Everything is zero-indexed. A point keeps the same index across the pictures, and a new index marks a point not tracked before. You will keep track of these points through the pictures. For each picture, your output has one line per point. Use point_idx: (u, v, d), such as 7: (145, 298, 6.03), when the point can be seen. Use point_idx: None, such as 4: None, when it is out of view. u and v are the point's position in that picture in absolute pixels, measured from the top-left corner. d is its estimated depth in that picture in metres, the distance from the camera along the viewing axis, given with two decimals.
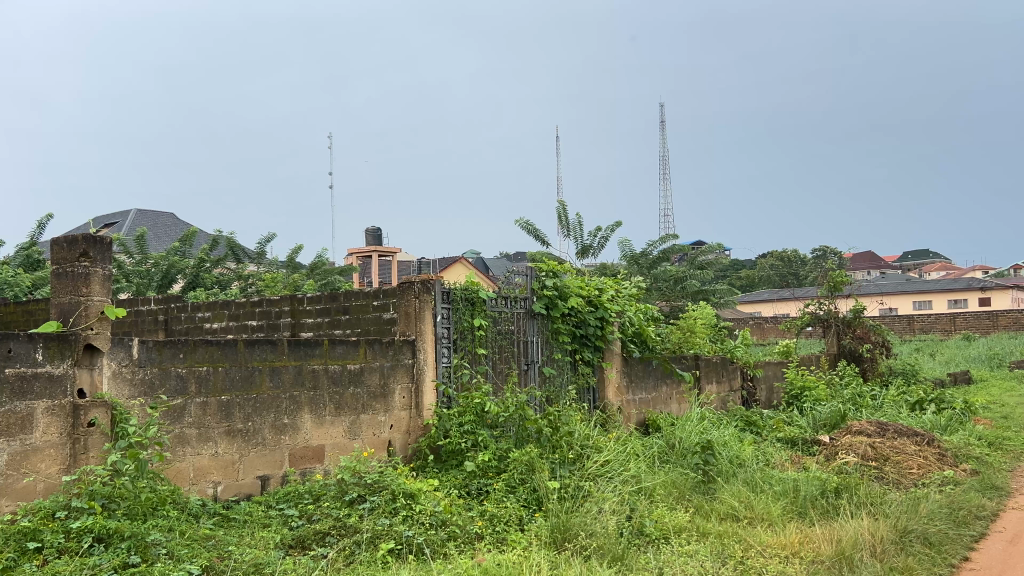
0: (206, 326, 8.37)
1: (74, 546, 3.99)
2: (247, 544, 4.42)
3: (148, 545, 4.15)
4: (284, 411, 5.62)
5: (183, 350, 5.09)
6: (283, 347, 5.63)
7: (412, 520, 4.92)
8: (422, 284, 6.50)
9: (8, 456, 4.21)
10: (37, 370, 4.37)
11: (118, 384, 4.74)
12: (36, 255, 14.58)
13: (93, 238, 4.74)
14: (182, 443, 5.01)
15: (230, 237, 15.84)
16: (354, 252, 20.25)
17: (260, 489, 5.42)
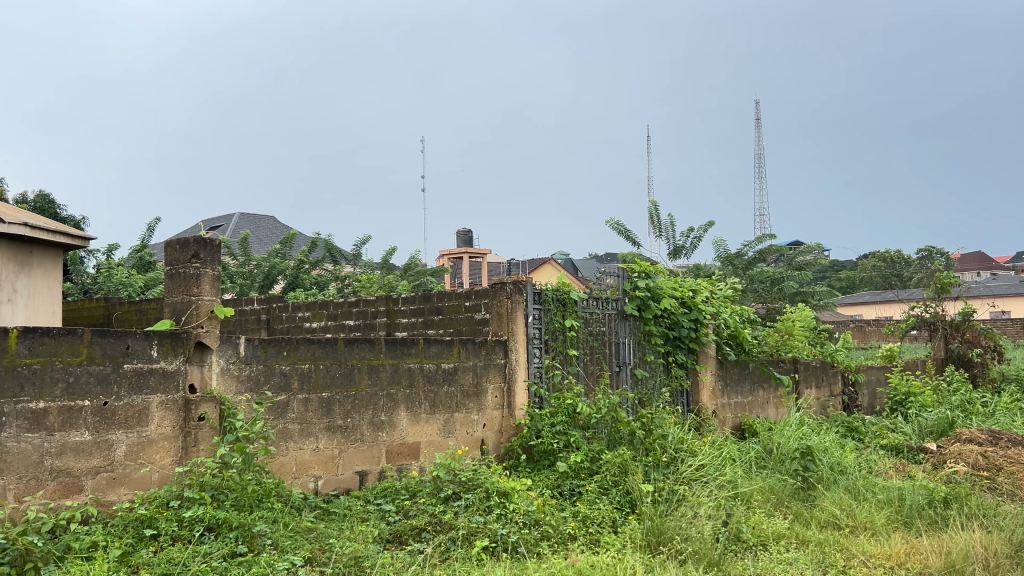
0: (306, 325, 8.63)
1: (187, 534, 4.19)
2: (348, 538, 4.54)
3: (255, 535, 4.31)
4: (381, 408, 5.75)
5: (286, 347, 5.26)
6: (380, 345, 5.76)
7: (506, 519, 4.97)
8: (514, 285, 6.55)
9: (127, 447, 4.46)
10: (152, 366, 4.62)
11: (226, 379, 4.95)
12: (148, 257, 15.30)
13: (203, 241, 4.93)
14: (285, 438, 5.18)
15: (328, 239, 16.25)
16: (446, 254, 20.52)
17: (358, 484, 5.57)
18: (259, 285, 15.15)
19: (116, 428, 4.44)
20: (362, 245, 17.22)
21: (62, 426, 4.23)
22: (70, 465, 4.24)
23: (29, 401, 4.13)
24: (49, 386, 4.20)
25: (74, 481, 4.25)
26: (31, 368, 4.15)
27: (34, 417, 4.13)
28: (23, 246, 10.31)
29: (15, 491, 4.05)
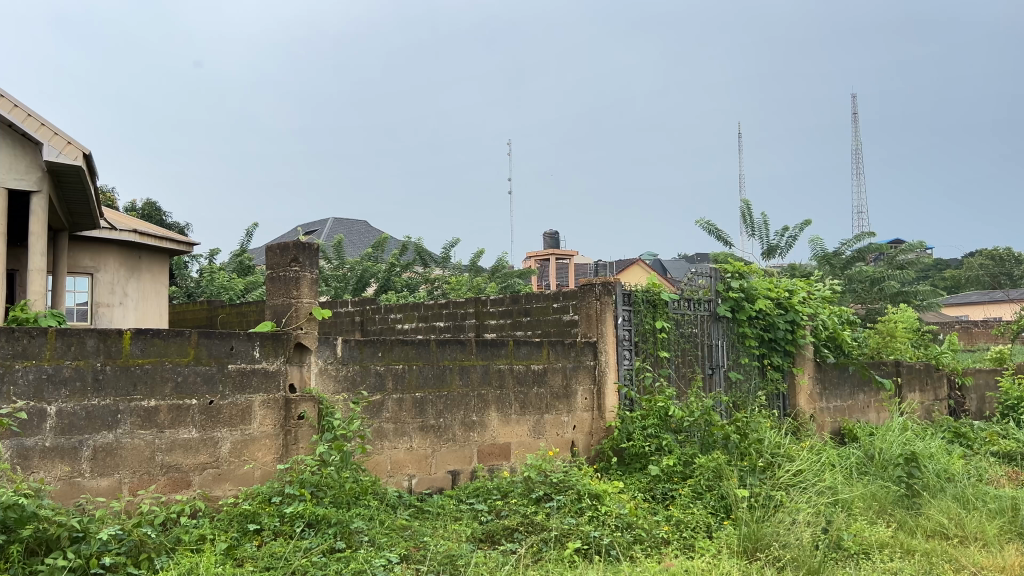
0: (397, 327, 8.78)
1: (288, 530, 4.32)
2: (442, 536, 4.60)
3: (352, 532, 4.42)
4: (473, 409, 5.80)
5: (381, 349, 5.36)
6: (472, 346, 5.82)
7: (598, 521, 4.96)
8: (604, 286, 6.53)
9: (231, 445, 4.64)
10: (255, 366, 4.78)
11: (324, 379, 5.08)
12: (246, 261, 15.85)
13: (302, 245, 4.98)
14: (380, 437, 5.30)
15: (419, 243, 16.50)
16: (534, 255, 20.57)
17: (451, 483, 5.64)
18: (352, 288, 15.52)
19: (221, 426, 4.62)
20: (450, 248, 17.42)
21: (172, 423, 4.44)
22: (179, 461, 4.45)
23: (142, 399, 4.35)
24: (159, 385, 4.42)
25: (182, 477, 4.46)
26: (143, 368, 4.37)
27: (146, 414, 4.36)
28: (132, 252, 10.84)
29: (130, 485, 4.28)
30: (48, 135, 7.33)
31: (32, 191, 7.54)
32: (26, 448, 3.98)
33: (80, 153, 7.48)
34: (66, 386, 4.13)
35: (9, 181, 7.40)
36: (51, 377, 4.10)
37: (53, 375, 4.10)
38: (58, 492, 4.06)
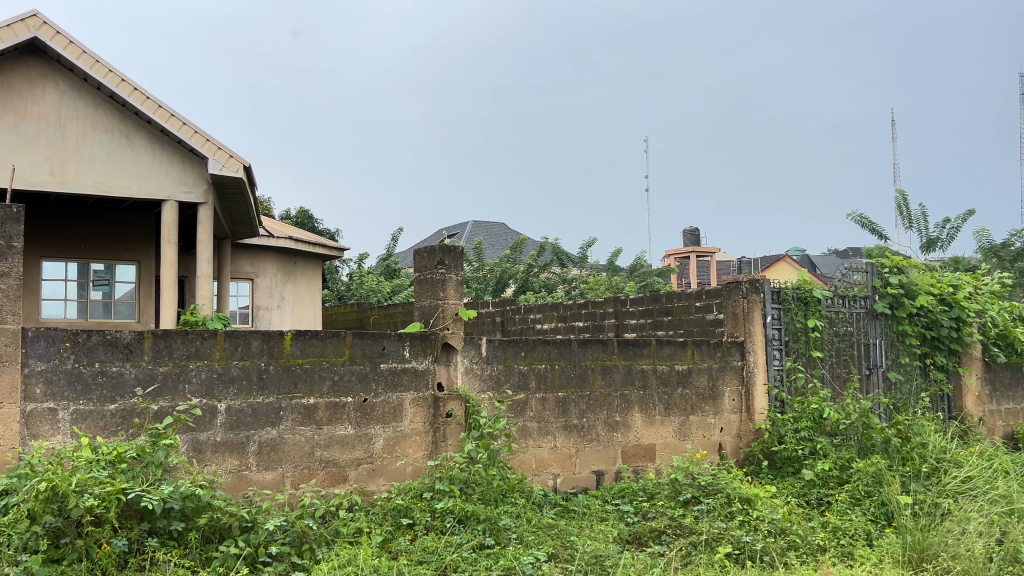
0: (537, 327, 8.82)
1: (439, 525, 4.44)
2: (589, 536, 4.60)
3: (500, 529, 4.49)
4: (616, 409, 5.77)
5: (524, 348, 5.41)
6: (614, 346, 5.78)
7: (749, 526, 4.82)
8: (750, 284, 6.37)
9: (384, 441, 4.83)
10: (405, 365, 4.94)
11: (470, 378, 5.19)
12: (392, 264, 16.37)
13: (447, 248, 5.09)
14: (525, 436, 5.36)
15: (556, 243, 16.54)
16: (672, 253, 20.24)
17: (596, 483, 5.62)
18: (491, 290, 15.76)
19: (375, 423, 4.81)
20: (587, 247, 17.37)
21: (329, 420, 4.66)
22: (337, 456, 4.66)
23: (302, 397, 4.59)
24: (318, 384, 4.64)
25: (339, 472, 4.67)
26: (302, 367, 4.60)
27: (306, 411, 4.59)
28: (288, 257, 11.43)
29: (292, 478, 4.52)
30: (213, 150, 7.86)
31: (199, 203, 8.08)
32: (199, 442, 4.28)
33: (241, 165, 7.97)
34: (234, 384, 4.41)
35: (179, 193, 7.98)
36: (221, 376, 4.39)
37: (222, 374, 4.39)
38: (230, 484, 4.34)
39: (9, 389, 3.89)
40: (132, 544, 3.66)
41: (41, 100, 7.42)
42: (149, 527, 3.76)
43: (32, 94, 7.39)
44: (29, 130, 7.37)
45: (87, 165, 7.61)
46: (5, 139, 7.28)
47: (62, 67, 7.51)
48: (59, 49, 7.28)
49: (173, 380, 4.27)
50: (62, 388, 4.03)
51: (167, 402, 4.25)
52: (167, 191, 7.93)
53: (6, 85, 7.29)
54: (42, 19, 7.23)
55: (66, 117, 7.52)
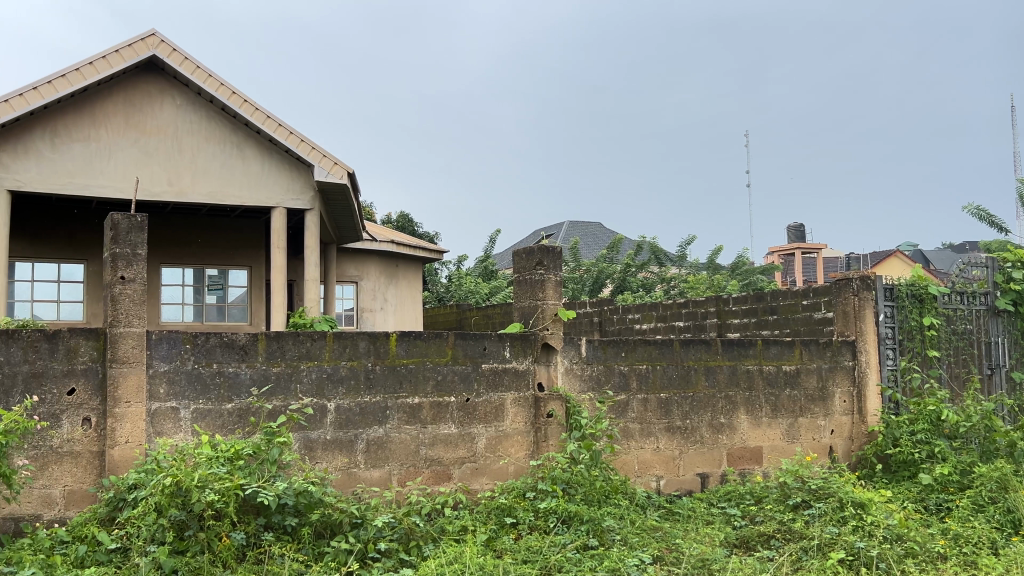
0: (636, 327, 8.74)
1: (543, 524, 4.46)
2: (694, 539, 4.52)
3: (604, 530, 4.47)
4: (721, 411, 5.65)
5: (625, 348, 5.36)
6: (717, 346, 5.67)
7: (863, 532, 4.63)
8: (862, 281, 6.16)
9: (487, 440, 4.88)
10: (506, 366, 4.98)
11: (570, 378, 5.18)
12: (490, 266, 16.51)
13: (546, 248, 5.08)
14: (627, 437, 5.32)
15: (654, 242, 16.32)
16: (775, 249, 19.67)
17: (701, 486, 5.53)
18: (589, 290, 15.69)
19: (477, 422, 4.87)
20: (687, 246, 17.06)
21: (433, 419, 4.75)
22: (441, 455, 4.76)
23: (407, 396, 4.69)
24: (422, 384, 4.74)
25: (443, 470, 4.76)
26: (407, 367, 4.70)
27: (411, 410, 4.69)
28: (390, 260, 11.69)
29: (399, 476, 4.64)
30: (318, 157, 8.11)
31: (306, 209, 8.36)
32: (311, 440, 4.44)
33: (345, 172, 8.20)
34: (343, 384, 4.55)
35: (288, 201, 8.27)
36: (330, 376, 4.53)
37: (332, 374, 4.53)
38: (339, 481, 4.50)
39: (136, 388, 4.11)
40: (249, 538, 3.81)
41: (159, 114, 7.81)
42: (265, 522, 3.90)
43: (151, 109, 7.78)
44: (149, 144, 7.76)
45: (202, 176, 7.97)
46: (127, 153, 7.69)
47: (178, 83, 7.89)
48: (175, 65, 7.66)
49: (286, 379, 4.44)
50: (183, 388, 4.23)
51: (280, 402, 4.42)
52: (276, 199, 8.23)
53: (128, 101, 7.70)
54: (159, 37, 7.63)
55: (182, 130, 7.90)
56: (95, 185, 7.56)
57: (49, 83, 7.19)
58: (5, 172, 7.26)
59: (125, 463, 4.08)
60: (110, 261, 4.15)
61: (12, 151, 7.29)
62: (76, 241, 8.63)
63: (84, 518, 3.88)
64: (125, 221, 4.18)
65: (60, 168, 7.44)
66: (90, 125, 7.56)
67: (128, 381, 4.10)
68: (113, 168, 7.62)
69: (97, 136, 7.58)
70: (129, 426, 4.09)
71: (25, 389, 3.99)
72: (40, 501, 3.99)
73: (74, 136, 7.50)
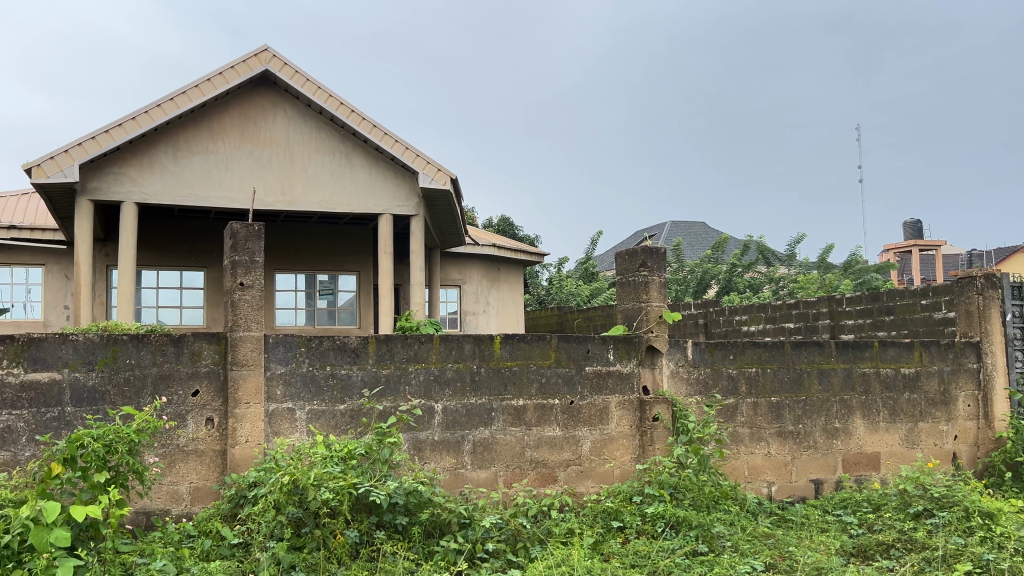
0: (744, 329, 8.54)
1: (650, 529, 4.41)
2: (808, 547, 4.39)
3: (713, 536, 4.38)
4: (836, 415, 5.46)
5: (733, 351, 5.26)
6: (831, 349, 5.49)
7: (992, 543, 4.38)
8: (987, 280, 5.85)
9: (592, 443, 4.87)
10: (610, 369, 4.96)
11: (676, 382, 5.12)
12: (591, 268, 16.45)
13: (650, 249, 5.01)
14: (736, 441, 5.21)
15: (761, 242, 15.90)
16: (891, 247, 18.86)
17: (814, 492, 5.36)
18: (693, 291, 15.42)
19: (582, 425, 4.86)
20: (795, 244, 16.55)
21: (538, 421, 4.77)
22: (546, 457, 4.77)
23: (512, 398, 4.73)
24: (526, 386, 4.77)
25: (549, 472, 4.78)
26: (512, 369, 4.74)
27: (515, 413, 4.73)
28: (493, 264, 11.81)
29: (505, 478, 4.69)
30: (423, 164, 8.28)
31: (411, 215, 8.53)
32: (419, 441, 4.54)
33: (448, 178, 8.33)
34: (450, 386, 4.63)
35: (394, 208, 8.47)
36: (437, 378, 4.62)
37: (439, 376, 4.62)
38: (446, 481, 4.58)
39: (254, 390, 4.30)
40: (362, 536, 3.92)
41: (272, 126, 8.13)
42: (377, 520, 4.01)
43: (265, 122, 8.11)
44: (263, 155, 8.09)
45: (313, 185, 8.25)
46: (243, 164, 8.03)
47: (289, 95, 8.20)
48: (286, 79, 7.96)
49: (395, 381, 4.54)
50: (299, 389, 4.39)
51: (390, 403, 4.53)
52: (383, 206, 8.44)
53: (243, 115, 8.04)
54: (271, 52, 7.95)
55: (294, 140, 8.20)
56: (214, 196, 7.92)
57: (172, 100, 7.58)
58: (133, 185, 7.69)
59: (245, 462, 4.26)
60: (230, 268, 4.34)
61: (138, 166, 7.71)
62: (196, 250, 9.06)
63: (208, 513, 4.07)
64: (243, 229, 4.36)
65: (182, 180, 7.83)
66: (208, 139, 7.93)
67: (247, 383, 4.29)
68: (230, 179, 7.98)
69: (215, 149, 7.95)
70: (249, 426, 4.27)
71: (154, 390, 4.22)
72: (168, 497, 4.20)
73: (194, 150, 7.88)
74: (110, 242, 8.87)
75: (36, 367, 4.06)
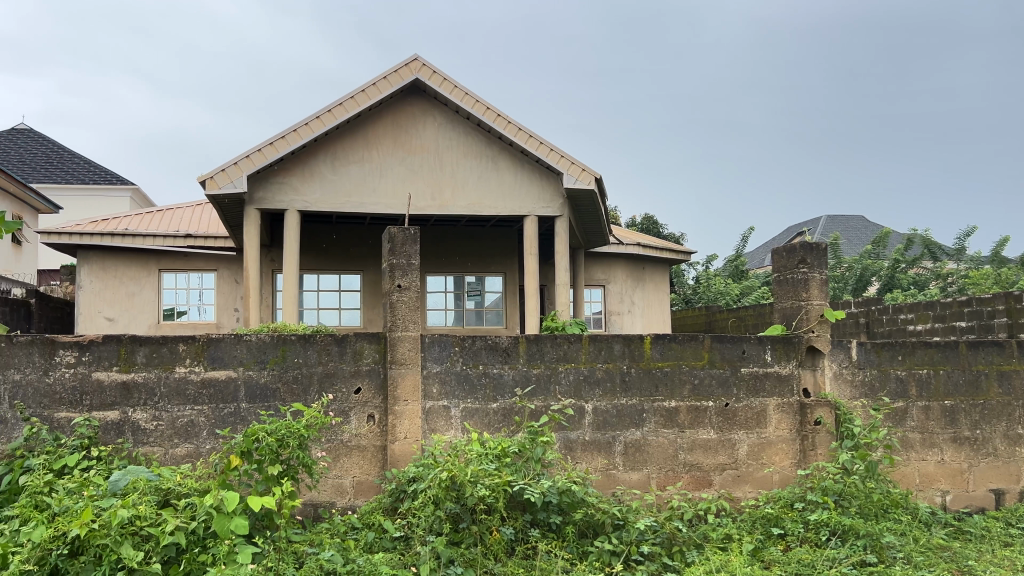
0: (910, 328, 8.07)
1: (814, 537, 4.23)
2: (991, 563, 4.08)
3: (884, 546, 4.13)
4: (1018, 420, 5.06)
5: (902, 352, 4.97)
6: (1012, 349, 5.10)
7: None
8: None
9: (749, 447, 4.73)
10: (767, 370, 4.79)
11: (840, 384, 4.90)
12: (741, 266, 15.96)
13: (810, 245, 4.82)
14: (906, 447, 4.92)
15: (926, 235, 14.91)
16: None
17: (995, 503, 4.98)
18: (852, 289, 14.91)
19: (738, 428, 4.73)
20: (965, 237, 15.44)
21: (692, 423, 4.68)
22: (700, 460, 4.67)
23: (664, 399, 4.66)
24: (678, 387, 4.68)
25: (704, 476, 4.67)
26: (663, 370, 4.67)
27: (668, 414, 4.65)
28: (637, 264, 11.70)
29: (658, 480, 4.62)
30: (567, 165, 8.29)
31: (557, 216, 8.57)
32: (571, 440, 4.55)
33: (593, 178, 8.31)
34: (600, 386, 4.61)
35: (539, 209, 8.54)
36: (588, 378, 4.61)
37: (589, 376, 4.61)
38: (600, 482, 4.56)
39: (412, 388, 4.44)
40: (518, 533, 3.96)
41: (423, 133, 8.39)
42: (531, 518, 4.05)
43: (416, 129, 8.38)
44: (414, 161, 8.35)
45: (461, 188, 8.43)
46: (396, 171, 8.31)
47: (438, 103, 8.43)
48: (435, 86, 8.18)
49: (546, 381, 4.57)
50: (453, 387, 4.50)
51: (542, 402, 4.56)
52: (528, 207, 8.53)
53: (395, 123, 8.33)
54: (421, 61, 8.19)
55: (443, 146, 8.42)
56: (369, 202, 8.24)
57: (329, 112, 7.94)
58: (295, 194, 8.11)
59: (404, 457, 4.41)
60: (389, 270, 4.50)
61: (300, 175, 8.12)
62: (351, 254, 9.45)
63: (371, 507, 4.23)
64: (400, 233, 4.51)
65: (340, 188, 8.19)
66: (364, 148, 8.26)
67: (405, 382, 4.43)
68: (384, 186, 8.28)
69: (369, 157, 8.27)
70: (407, 423, 4.41)
71: (320, 387, 4.43)
72: (334, 489, 4.40)
73: (351, 158, 8.23)
74: (275, 248, 9.40)
75: (215, 365, 4.34)
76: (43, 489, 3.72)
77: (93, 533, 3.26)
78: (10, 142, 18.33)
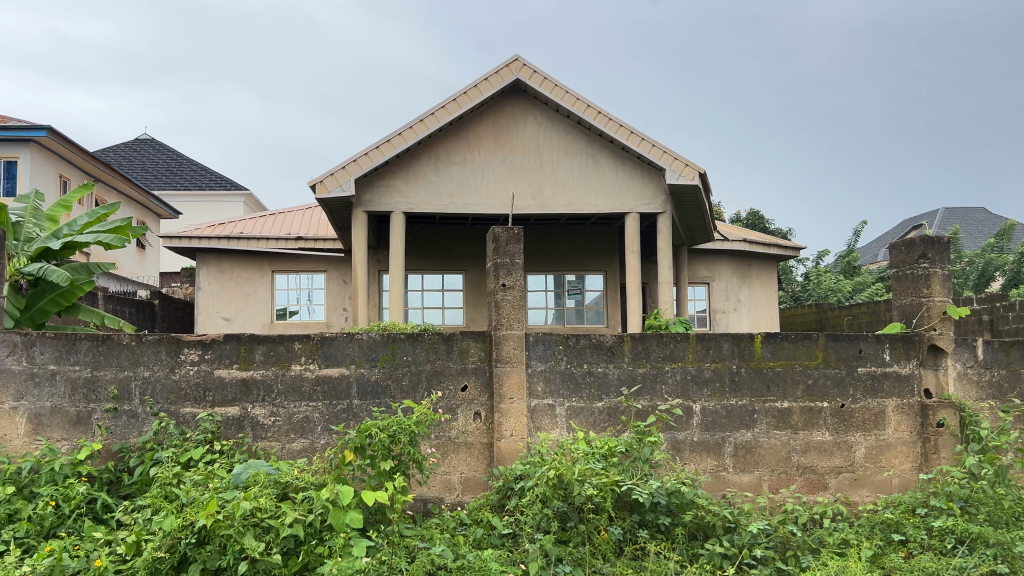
0: None
1: (938, 544, 4.03)
2: None
3: (1017, 556, 3.87)
4: None
5: None
6: None
7: None
8: None
9: (866, 449, 4.56)
10: (886, 370, 4.61)
11: (964, 385, 4.68)
12: (852, 262, 15.39)
13: (931, 240, 4.62)
14: None
15: None
16: None
17: None
18: (974, 284, 14.17)
19: (855, 430, 4.56)
20: None
21: (806, 425, 4.54)
22: (815, 463, 4.53)
23: (776, 400, 4.54)
24: (791, 388, 4.55)
25: (819, 479, 4.53)
26: (775, 370, 4.55)
27: (780, 415, 4.53)
28: (743, 261, 11.44)
29: (770, 482, 4.50)
30: (669, 160, 8.18)
31: (659, 213, 8.47)
32: (679, 441, 4.48)
33: (696, 173, 8.16)
34: (708, 386, 4.53)
35: (641, 206, 8.46)
36: (695, 377, 4.53)
37: (697, 376, 4.53)
38: (708, 483, 4.48)
39: (517, 386, 4.45)
40: (626, 534, 3.93)
41: (524, 133, 8.43)
42: (639, 519, 4.01)
43: (517, 129, 8.43)
44: (515, 161, 8.40)
45: (562, 187, 8.43)
46: (497, 171, 8.38)
47: (539, 102, 8.45)
48: (536, 86, 8.20)
49: (652, 380, 4.52)
50: (558, 386, 4.51)
51: (648, 402, 4.51)
52: (630, 205, 8.46)
53: (496, 123, 8.40)
54: (521, 61, 8.22)
55: (544, 145, 8.44)
56: (471, 203, 8.34)
57: (432, 115, 8.07)
58: (400, 196, 8.28)
59: (511, 454, 4.43)
60: (493, 270, 4.53)
61: (404, 178, 8.29)
62: (454, 254, 9.59)
63: (479, 503, 4.28)
64: (504, 233, 4.54)
65: (443, 189, 8.32)
66: (466, 149, 8.36)
67: (511, 379, 4.45)
68: (486, 186, 8.36)
69: (472, 158, 8.36)
70: (513, 421, 4.43)
71: (428, 385, 4.51)
72: (442, 485, 4.47)
73: (454, 160, 8.34)
74: (381, 249, 9.63)
75: (328, 363, 4.48)
76: (172, 480, 3.91)
77: (218, 523, 3.42)
78: (135, 152, 19.45)
